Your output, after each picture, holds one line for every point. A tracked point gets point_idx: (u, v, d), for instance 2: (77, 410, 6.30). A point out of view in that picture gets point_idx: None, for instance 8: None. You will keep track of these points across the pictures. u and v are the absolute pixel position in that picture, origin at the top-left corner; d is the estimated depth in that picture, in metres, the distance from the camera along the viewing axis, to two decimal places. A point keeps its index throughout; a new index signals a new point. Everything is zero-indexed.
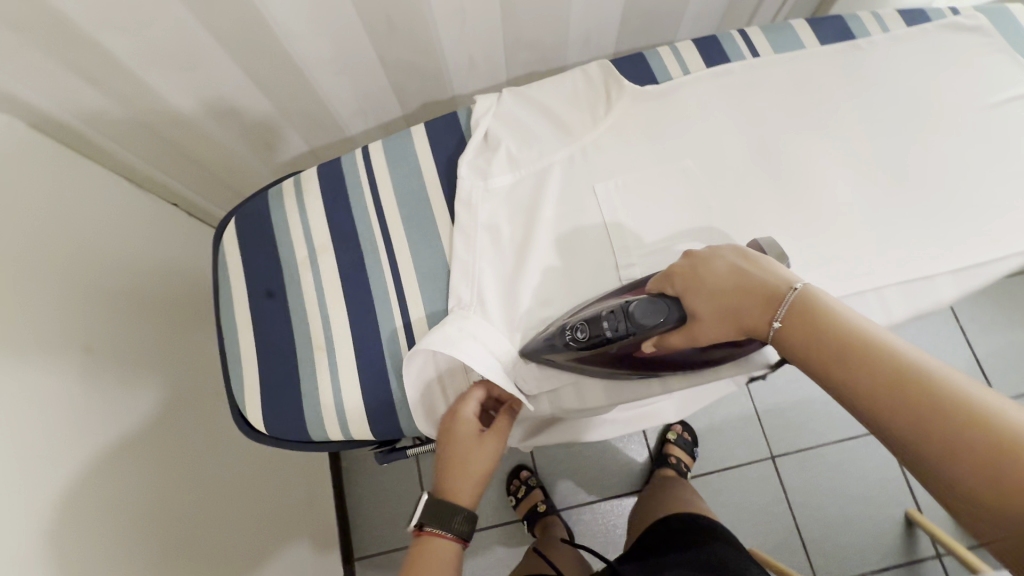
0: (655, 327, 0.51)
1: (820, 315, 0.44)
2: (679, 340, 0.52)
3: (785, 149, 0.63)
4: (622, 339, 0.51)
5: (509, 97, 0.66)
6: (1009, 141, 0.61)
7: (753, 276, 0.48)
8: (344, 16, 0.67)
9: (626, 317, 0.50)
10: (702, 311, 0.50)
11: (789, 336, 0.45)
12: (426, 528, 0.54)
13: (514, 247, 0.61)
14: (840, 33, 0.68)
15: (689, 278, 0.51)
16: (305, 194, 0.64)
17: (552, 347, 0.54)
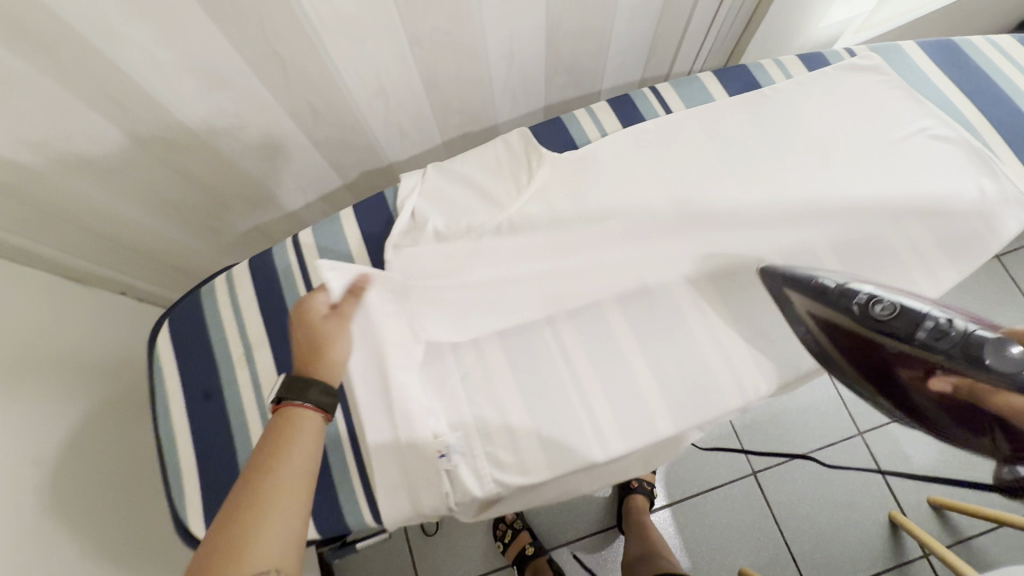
0: (993, 372, 0.52)
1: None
2: (1004, 399, 0.51)
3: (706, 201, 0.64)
4: (902, 343, 0.56)
5: (434, 173, 0.68)
6: (917, 173, 0.64)
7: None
8: (269, 109, 0.69)
9: (966, 344, 0.53)
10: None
11: None
12: (284, 400, 0.50)
13: (447, 324, 0.61)
14: (747, 84, 0.72)
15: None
16: (238, 290, 0.64)
17: (825, 297, 0.58)
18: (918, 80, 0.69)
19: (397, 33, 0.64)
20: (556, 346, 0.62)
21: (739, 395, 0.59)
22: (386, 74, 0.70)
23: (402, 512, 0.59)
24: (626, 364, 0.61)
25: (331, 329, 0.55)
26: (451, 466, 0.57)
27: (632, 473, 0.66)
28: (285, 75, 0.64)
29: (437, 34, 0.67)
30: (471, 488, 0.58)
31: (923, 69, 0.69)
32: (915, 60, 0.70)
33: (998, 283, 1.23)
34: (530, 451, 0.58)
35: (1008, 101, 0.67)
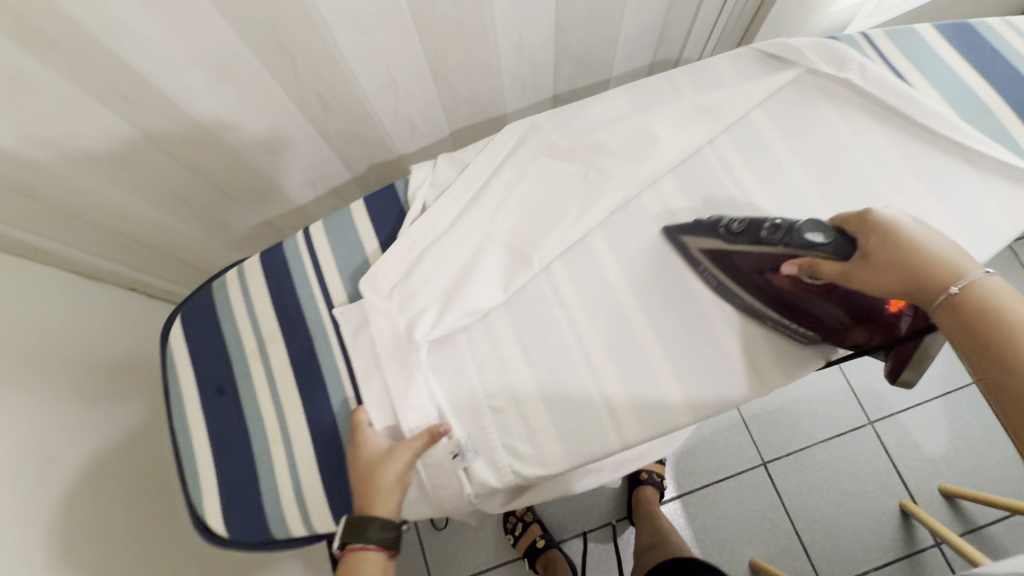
0: (824, 247, 0.50)
1: (1001, 302, 0.44)
2: (833, 268, 0.50)
3: (715, 190, 0.64)
4: (768, 245, 0.53)
5: (445, 163, 0.68)
6: (930, 154, 0.63)
7: (946, 248, 0.48)
8: (276, 103, 0.68)
9: (789, 230, 0.52)
10: (871, 253, 0.49)
11: (967, 306, 0.44)
12: (350, 545, 0.55)
13: (447, 314, 0.58)
14: (762, 62, 0.69)
15: (873, 230, 0.50)
16: (250, 285, 0.64)
17: (702, 229, 0.59)
18: (932, 62, 0.67)
19: (406, 23, 0.64)
20: (570, 333, 0.60)
21: (757, 383, 0.58)
22: (393, 65, 0.69)
23: (424, 503, 0.59)
24: (643, 353, 0.59)
25: (378, 460, 0.55)
26: (472, 462, 0.57)
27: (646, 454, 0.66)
28: (293, 67, 0.63)
29: (446, 24, 0.66)
30: (492, 477, 0.57)
31: (938, 52, 0.68)
32: (930, 42, 0.69)
33: (1011, 270, 1.22)
34: (547, 441, 0.57)
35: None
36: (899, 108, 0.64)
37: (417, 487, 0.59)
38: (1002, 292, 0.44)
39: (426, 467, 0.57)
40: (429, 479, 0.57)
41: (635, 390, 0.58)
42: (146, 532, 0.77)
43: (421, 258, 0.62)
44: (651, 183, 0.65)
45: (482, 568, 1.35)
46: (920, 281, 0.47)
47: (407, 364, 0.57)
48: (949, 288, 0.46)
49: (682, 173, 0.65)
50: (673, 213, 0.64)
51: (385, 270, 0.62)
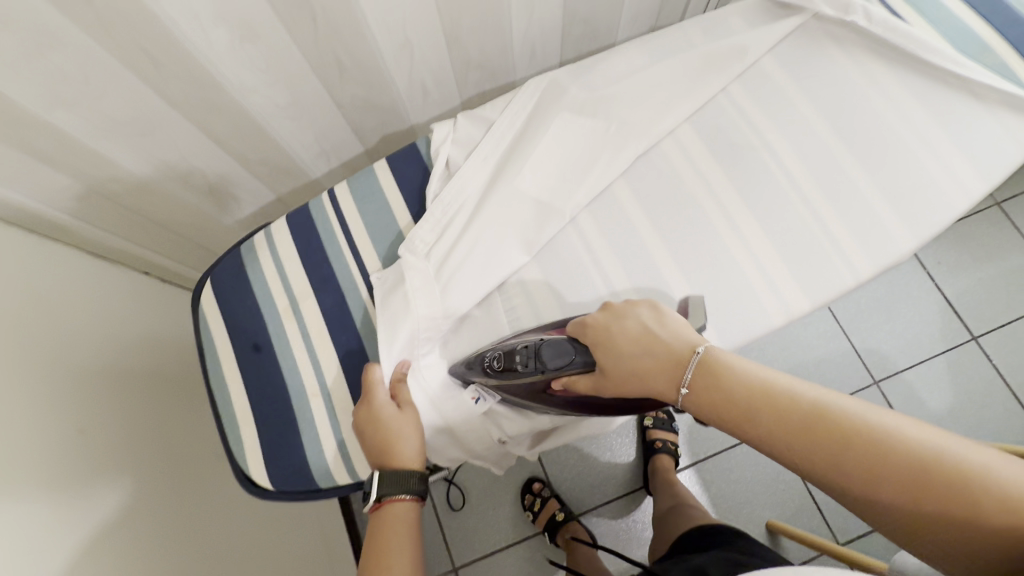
0: (563, 369, 0.52)
1: (726, 377, 0.47)
2: (586, 386, 0.52)
3: (731, 135, 0.65)
4: (526, 376, 0.52)
5: (465, 121, 0.68)
6: (937, 92, 0.65)
7: (643, 343, 0.50)
8: (294, 64, 0.69)
9: (536, 361, 0.52)
10: (603, 369, 0.51)
11: (699, 400, 0.47)
12: (386, 497, 0.51)
13: (489, 271, 0.59)
14: (768, 10, 0.70)
15: (597, 334, 0.52)
16: (278, 245, 0.65)
17: (471, 365, 0.54)
18: (932, 7, 0.69)
19: None
20: (599, 275, 0.61)
21: (783, 312, 0.59)
22: (408, 25, 0.70)
23: (452, 450, 0.58)
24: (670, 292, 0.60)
25: (397, 423, 0.52)
26: (494, 403, 0.56)
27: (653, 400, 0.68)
28: (312, 25, 0.64)
29: None
30: (527, 414, 0.57)
31: None
32: None
33: None
34: None
35: None
36: (900, 46, 0.66)
37: (442, 433, 0.57)
38: (718, 366, 0.47)
39: (450, 409, 0.56)
40: (455, 425, 0.56)
41: None
42: (189, 504, 0.77)
43: (457, 218, 0.62)
44: (670, 132, 0.66)
45: (503, 546, 1.35)
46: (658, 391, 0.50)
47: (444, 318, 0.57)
48: (681, 390, 0.49)
49: (698, 118, 0.67)
50: (692, 157, 0.65)
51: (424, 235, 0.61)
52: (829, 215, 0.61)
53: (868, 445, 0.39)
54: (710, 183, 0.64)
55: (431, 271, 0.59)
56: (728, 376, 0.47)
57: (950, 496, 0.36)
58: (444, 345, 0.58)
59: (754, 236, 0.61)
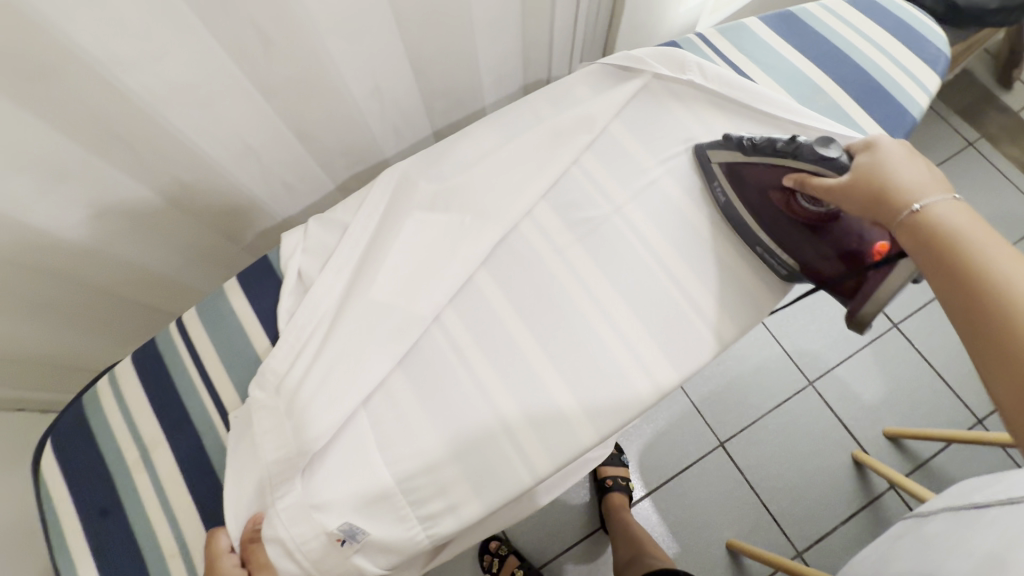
0: (816, 159, 0.54)
1: (955, 223, 0.46)
2: (823, 181, 0.53)
3: (587, 208, 0.65)
4: (779, 156, 0.57)
5: (317, 228, 0.65)
6: (778, 141, 0.66)
7: (919, 172, 0.50)
8: (128, 191, 0.64)
9: (800, 147, 0.56)
10: (860, 166, 0.52)
11: (915, 225, 0.47)
12: None
13: (348, 395, 0.56)
14: (611, 74, 0.70)
15: (873, 149, 0.53)
16: (124, 390, 0.60)
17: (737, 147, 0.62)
18: (764, 54, 0.70)
19: (246, 91, 0.62)
20: (467, 376, 0.58)
21: (654, 388, 0.57)
22: (246, 132, 0.67)
23: None
24: (541, 384, 0.57)
25: None
26: (362, 540, 0.53)
27: (552, 490, 0.65)
28: (132, 153, 0.60)
29: (292, 85, 0.65)
30: (400, 543, 0.53)
31: (766, 40, 0.71)
32: (759, 34, 0.72)
33: None
34: (461, 494, 0.54)
35: (848, 60, 0.69)
36: (737, 99, 0.67)
37: None
38: (959, 215, 0.46)
39: (313, 556, 0.52)
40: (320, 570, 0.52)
41: (535, 416, 0.56)
42: None
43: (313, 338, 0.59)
44: (526, 213, 0.64)
45: None
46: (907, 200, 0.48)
47: (299, 458, 0.53)
48: (913, 205, 0.48)
49: (554, 195, 0.65)
50: (551, 237, 0.64)
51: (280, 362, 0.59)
52: (690, 282, 0.61)
53: None
54: (571, 262, 0.62)
55: (285, 405, 0.56)
56: (968, 224, 0.46)
57: None
58: (304, 481, 0.54)
59: (618, 312, 0.60)
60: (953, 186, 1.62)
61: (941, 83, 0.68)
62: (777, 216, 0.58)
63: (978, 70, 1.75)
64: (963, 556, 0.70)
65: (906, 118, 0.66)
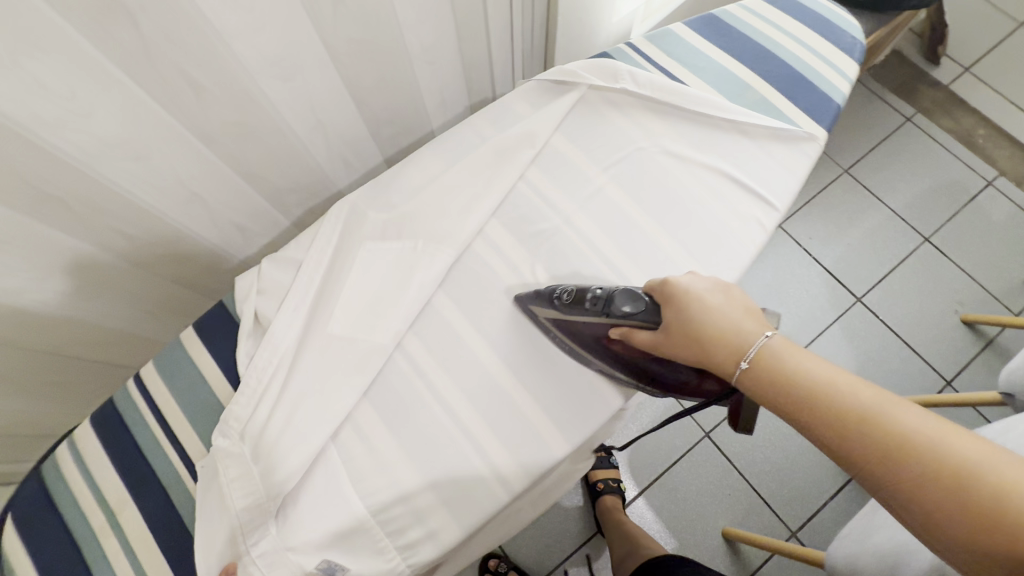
0: (631, 316, 0.54)
1: (789, 370, 0.47)
2: (644, 339, 0.53)
3: (537, 221, 0.66)
4: (591, 315, 0.55)
5: (270, 267, 0.64)
6: (713, 137, 0.68)
7: (726, 309, 0.51)
8: (71, 252, 0.63)
9: (607, 303, 0.55)
10: (669, 322, 0.52)
11: (758, 379, 0.48)
12: None
13: (314, 433, 0.56)
14: (548, 90, 0.72)
15: (673, 295, 0.53)
16: (85, 453, 0.59)
17: (548, 301, 0.58)
18: (692, 56, 0.73)
19: (184, 139, 0.62)
20: (433, 399, 0.59)
21: (616, 390, 0.58)
22: (188, 179, 0.67)
23: None
24: (509, 400, 0.58)
25: None
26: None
27: (533, 502, 0.66)
28: (72, 214, 0.59)
29: (231, 128, 0.66)
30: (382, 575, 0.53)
31: (693, 43, 0.74)
32: (685, 37, 0.75)
33: None
34: (439, 519, 0.54)
35: (771, 55, 0.72)
36: (670, 102, 0.69)
37: None
38: (786, 353, 0.48)
39: None
40: None
41: (504, 432, 0.57)
42: None
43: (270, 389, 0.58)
44: (478, 232, 0.65)
45: None
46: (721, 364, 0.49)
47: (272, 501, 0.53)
48: (741, 362, 0.49)
49: (503, 211, 0.66)
50: (505, 254, 0.65)
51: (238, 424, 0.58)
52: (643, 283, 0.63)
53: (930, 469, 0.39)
54: (527, 276, 0.63)
55: (252, 451, 0.56)
56: (793, 361, 0.47)
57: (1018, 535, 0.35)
58: (280, 523, 0.54)
59: None
60: (895, 161, 1.70)
61: (859, 70, 0.72)
62: (627, 361, 0.56)
63: (906, 49, 1.84)
64: None
65: (830, 106, 0.69)
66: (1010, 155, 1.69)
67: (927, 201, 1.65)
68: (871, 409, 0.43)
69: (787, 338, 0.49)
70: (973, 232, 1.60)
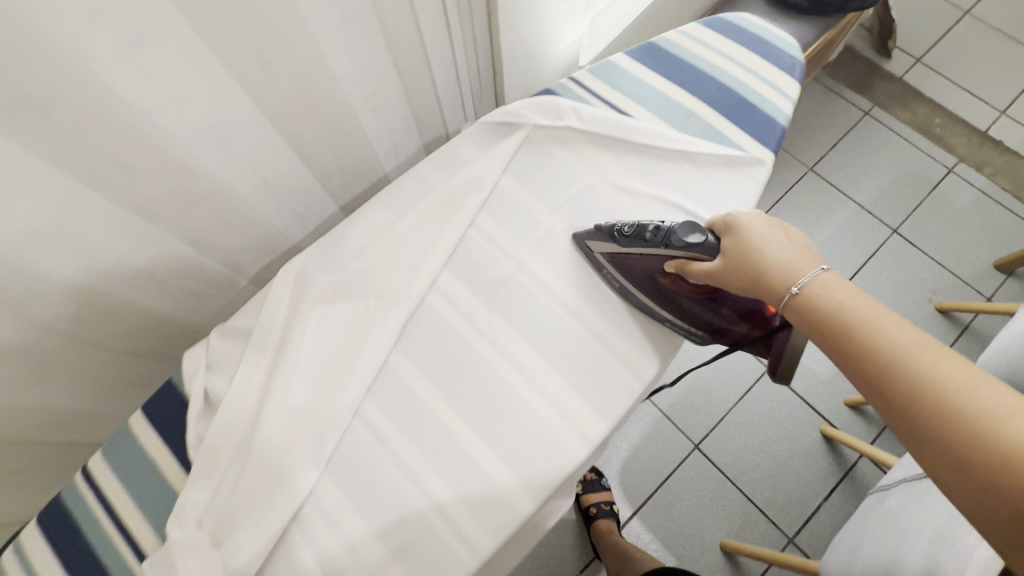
0: (689, 246, 0.55)
1: (829, 301, 0.49)
2: (700, 268, 0.55)
3: (490, 269, 0.65)
4: (652, 245, 0.58)
5: (218, 340, 0.62)
6: (660, 168, 0.68)
7: (782, 247, 0.53)
8: (9, 342, 0.60)
9: (669, 234, 0.56)
10: (727, 249, 0.55)
11: (801, 304, 0.50)
12: None
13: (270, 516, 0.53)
14: (493, 131, 0.71)
15: (737, 228, 0.55)
16: (32, 557, 0.56)
17: (612, 236, 0.61)
18: (635, 86, 0.73)
19: (118, 216, 0.60)
20: (394, 465, 0.57)
21: (581, 439, 0.57)
22: (131, 255, 0.65)
23: None
24: (472, 460, 0.56)
25: None
26: None
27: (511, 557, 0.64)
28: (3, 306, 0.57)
29: (170, 199, 0.64)
30: None
31: (634, 73, 0.74)
32: (626, 68, 0.74)
33: None
34: None
35: (713, 79, 0.72)
36: (616, 135, 0.69)
37: None
38: (835, 287, 0.49)
39: None
40: None
41: (469, 494, 0.55)
42: None
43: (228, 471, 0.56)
44: (430, 285, 0.64)
45: None
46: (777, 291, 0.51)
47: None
48: (791, 288, 0.51)
49: (455, 261, 0.65)
50: (459, 305, 0.63)
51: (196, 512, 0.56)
52: (602, 326, 0.61)
53: (945, 396, 0.41)
54: (484, 327, 0.62)
55: (210, 539, 0.54)
56: (841, 293, 0.49)
57: (1009, 464, 0.37)
58: None
59: (537, 370, 0.60)
60: (857, 156, 1.72)
61: (800, 88, 0.72)
62: (676, 295, 0.60)
63: (857, 44, 1.87)
64: (919, 529, 0.71)
65: (774, 127, 0.70)
66: (967, 141, 1.72)
67: (892, 193, 1.67)
68: (905, 341, 0.45)
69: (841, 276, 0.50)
70: (940, 220, 1.63)
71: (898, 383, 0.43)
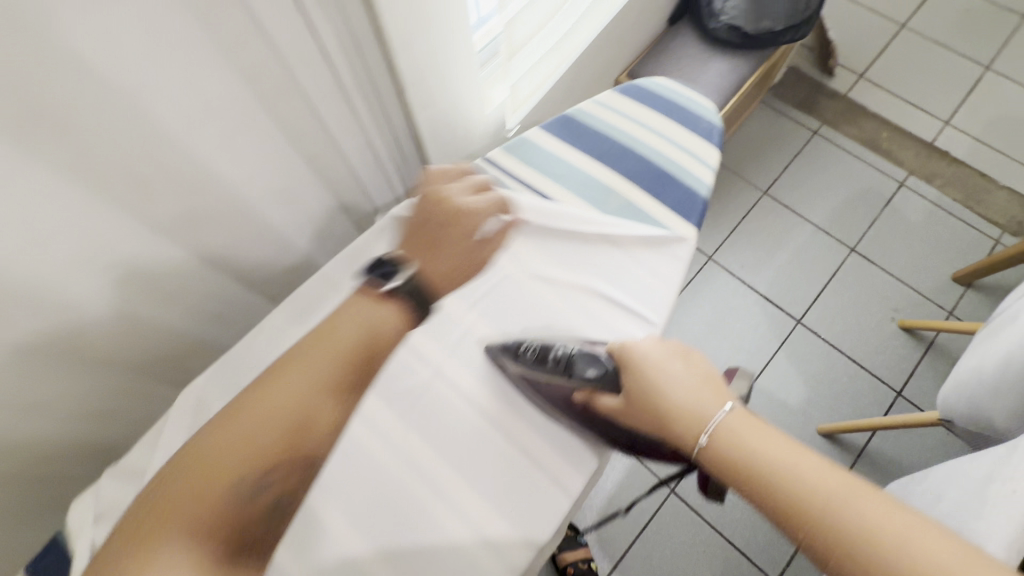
0: (590, 379, 0.56)
1: (741, 449, 0.46)
2: (606, 402, 0.55)
3: (403, 377, 0.60)
4: (556, 373, 0.57)
5: (110, 483, 0.57)
6: (578, 250, 0.65)
7: (683, 383, 0.51)
8: None
9: (569, 364, 0.57)
10: (630, 390, 0.53)
11: (713, 454, 0.47)
12: None
13: None
14: (403, 224, 0.68)
15: (637, 363, 0.53)
16: None
17: (519, 358, 0.59)
18: (551, 164, 0.70)
19: None
20: None
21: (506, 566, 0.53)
22: (20, 402, 0.59)
23: None
24: None
25: None
26: None
27: None
28: None
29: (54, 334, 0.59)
30: None
31: (550, 149, 0.71)
32: (541, 144, 0.72)
33: None
34: None
35: (630, 152, 0.70)
36: (531, 220, 0.66)
37: None
38: (741, 429, 0.47)
39: None
40: None
41: None
42: None
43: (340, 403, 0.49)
44: None
45: None
46: (676, 440, 0.49)
47: None
48: (699, 437, 0.47)
49: None
50: (371, 421, 0.58)
51: (267, 406, 0.48)
52: (526, 435, 0.58)
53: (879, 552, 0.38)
54: (397, 443, 0.57)
55: None
56: (750, 437, 0.46)
57: None
58: None
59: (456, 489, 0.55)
60: (810, 178, 1.72)
61: (719, 156, 0.70)
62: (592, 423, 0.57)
63: (800, 64, 1.88)
64: None
65: (695, 200, 0.67)
66: (915, 153, 1.74)
67: (846, 213, 1.67)
68: (822, 489, 0.42)
69: (745, 412, 0.48)
70: (895, 237, 1.63)
71: (830, 543, 0.40)
